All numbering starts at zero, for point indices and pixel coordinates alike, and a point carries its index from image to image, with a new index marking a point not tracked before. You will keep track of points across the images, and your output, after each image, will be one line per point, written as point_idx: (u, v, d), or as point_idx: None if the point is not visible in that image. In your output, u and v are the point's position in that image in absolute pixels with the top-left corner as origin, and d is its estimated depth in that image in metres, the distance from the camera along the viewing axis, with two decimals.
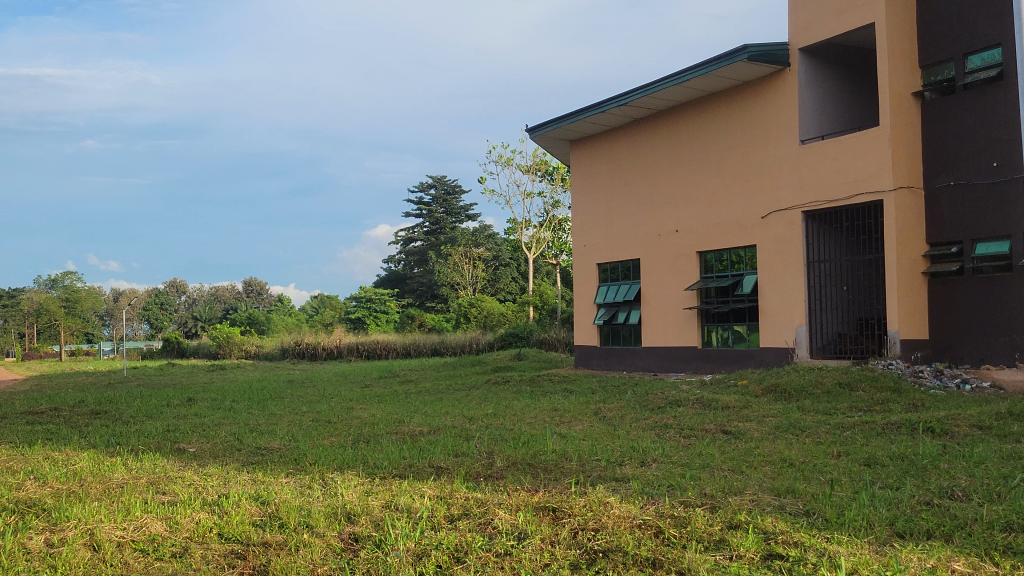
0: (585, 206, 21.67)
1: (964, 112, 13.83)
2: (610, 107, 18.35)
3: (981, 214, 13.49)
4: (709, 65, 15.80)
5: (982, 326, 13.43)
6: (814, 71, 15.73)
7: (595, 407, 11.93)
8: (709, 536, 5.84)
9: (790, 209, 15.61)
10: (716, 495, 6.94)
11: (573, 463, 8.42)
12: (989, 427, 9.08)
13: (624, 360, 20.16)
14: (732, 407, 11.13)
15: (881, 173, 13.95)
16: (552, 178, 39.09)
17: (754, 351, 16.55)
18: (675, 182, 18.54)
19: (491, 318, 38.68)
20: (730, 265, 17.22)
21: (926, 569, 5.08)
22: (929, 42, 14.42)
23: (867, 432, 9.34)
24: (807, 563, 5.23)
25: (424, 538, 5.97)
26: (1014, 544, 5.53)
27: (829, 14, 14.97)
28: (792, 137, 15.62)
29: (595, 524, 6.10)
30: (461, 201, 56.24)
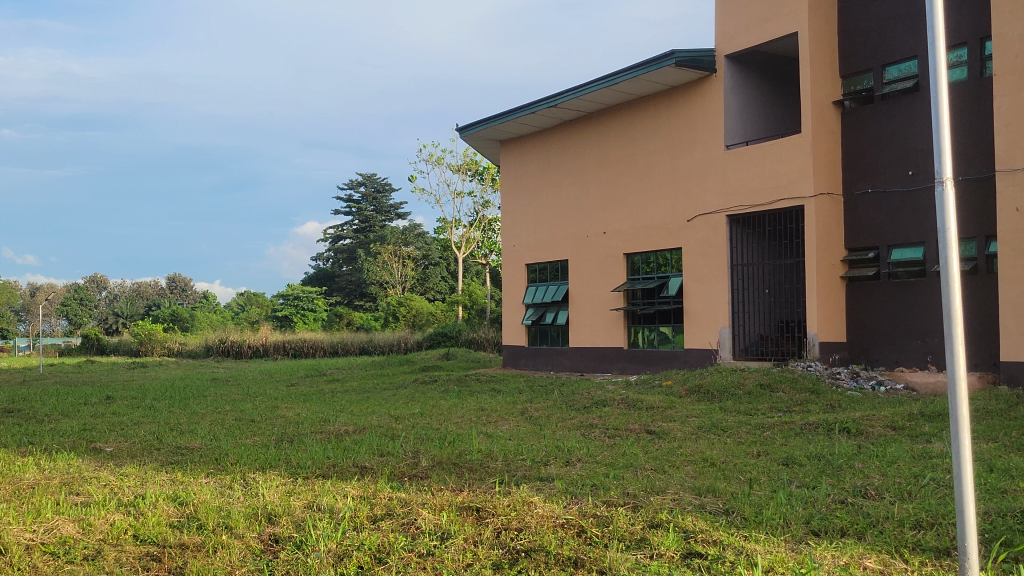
0: (514, 206, 21.73)
1: (881, 122, 14.23)
2: (540, 108, 18.43)
3: (897, 221, 13.89)
4: (637, 70, 15.97)
5: (897, 329, 13.83)
6: (739, 78, 16.03)
7: (522, 407, 11.96)
8: (630, 535, 5.90)
9: (715, 212, 15.89)
10: (638, 495, 7.01)
11: (498, 463, 8.44)
12: (902, 427, 9.36)
13: (552, 360, 20.27)
14: (657, 408, 11.29)
15: (802, 179, 14.29)
16: (482, 178, 39.07)
17: (678, 352, 16.80)
18: (602, 184, 18.72)
19: (420, 317, 38.56)
20: (656, 267, 17.46)
21: (839, 566, 5.21)
22: (850, 52, 14.80)
23: (786, 432, 9.56)
24: (725, 562, 5.32)
25: (346, 538, 5.93)
26: (923, 542, 5.72)
27: (755, 22, 15.25)
28: (718, 142, 15.90)
29: (518, 524, 6.13)
30: (391, 199, 55.89)
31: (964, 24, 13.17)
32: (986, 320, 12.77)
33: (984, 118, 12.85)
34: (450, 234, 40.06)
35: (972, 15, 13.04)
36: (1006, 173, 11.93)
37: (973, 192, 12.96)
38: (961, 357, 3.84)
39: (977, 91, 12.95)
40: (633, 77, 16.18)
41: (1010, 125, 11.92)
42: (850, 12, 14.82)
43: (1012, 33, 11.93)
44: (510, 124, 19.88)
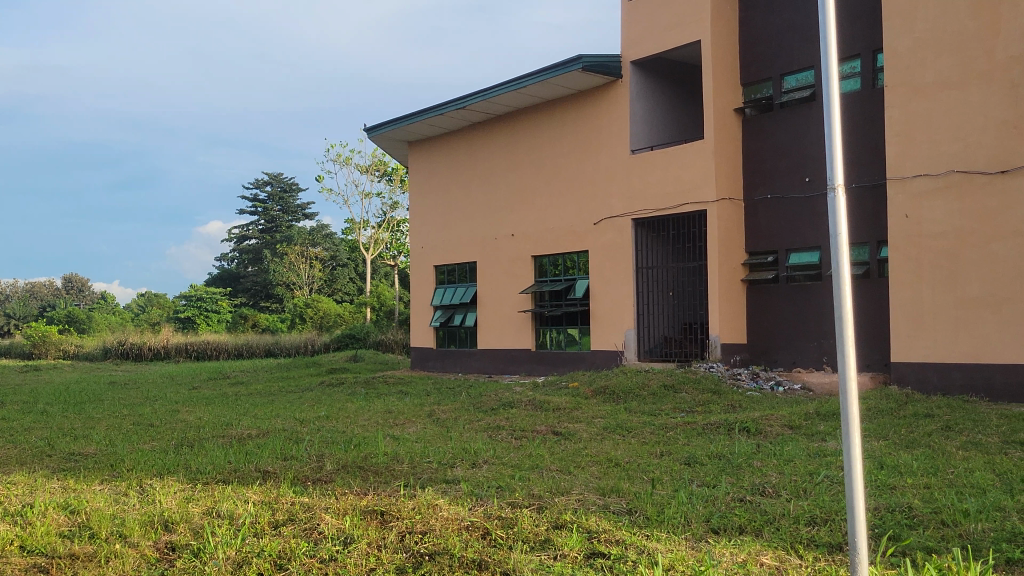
0: (422, 207, 21.65)
1: (779, 130, 14.63)
2: (449, 110, 18.39)
3: (794, 226, 14.31)
4: (545, 73, 16.08)
5: (795, 331, 14.24)
6: (645, 84, 16.28)
7: (429, 409, 11.91)
8: (535, 536, 5.93)
9: (621, 216, 16.11)
10: (543, 496, 7.06)
11: (404, 465, 8.38)
12: (798, 427, 9.64)
13: (460, 362, 20.26)
14: (564, 409, 11.40)
15: (705, 185, 14.60)
16: (390, 179, 38.83)
17: (585, 354, 16.99)
18: (510, 186, 18.79)
19: (328, 319, 38.12)
20: (563, 269, 17.61)
21: (737, 563, 5.33)
22: (750, 62, 15.19)
23: (688, 432, 9.75)
24: (627, 561, 5.40)
25: (245, 545, 5.82)
26: (816, 537, 5.90)
27: (660, 29, 15.51)
28: (623, 146, 16.13)
29: (422, 527, 6.10)
30: (298, 199, 55.07)
31: (857, 37, 13.65)
32: (878, 323, 13.25)
33: (877, 128, 13.34)
34: (358, 235, 39.64)
35: (865, 28, 13.53)
36: (896, 181, 12.38)
37: (866, 199, 13.43)
38: (853, 358, 3.93)
39: (870, 101, 13.43)
40: (541, 81, 16.28)
41: (900, 135, 12.38)
42: (750, 22, 15.20)
43: (902, 46, 12.40)
44: (418, 125, 19.80)
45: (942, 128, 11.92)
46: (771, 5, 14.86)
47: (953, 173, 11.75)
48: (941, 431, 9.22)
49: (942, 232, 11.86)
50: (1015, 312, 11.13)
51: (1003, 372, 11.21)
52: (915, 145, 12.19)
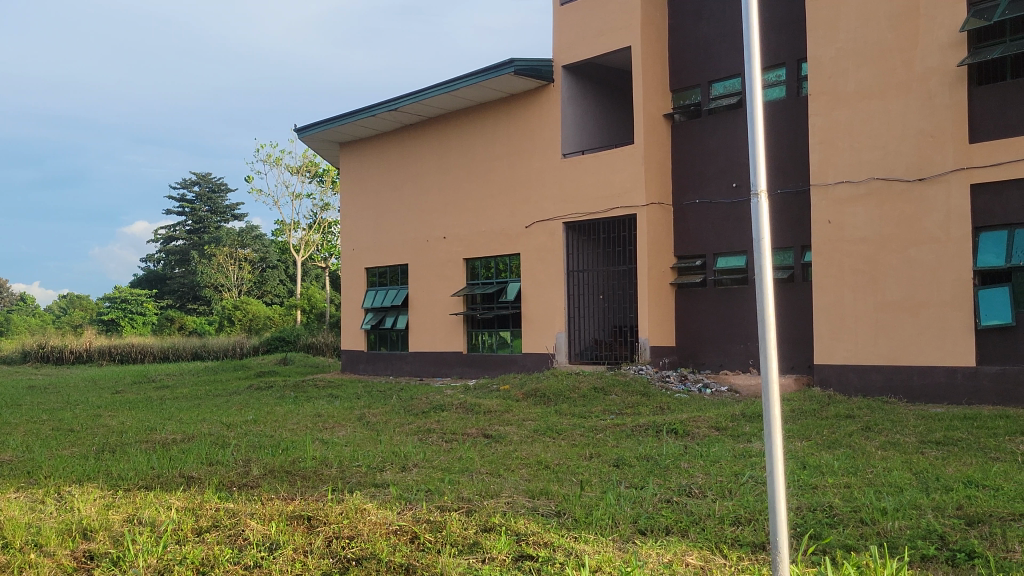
0: (353, 209, 21.48)
1: (707, 135, 14.86)
2: (381, 111, 18.26)
3: (722, 231, 14.55)
4: (477, 76, 16.09)
5: (723, 334, 14.48)
6: (576, 88, 16.39)
7: (359, 412, 11.83)
8: (463, 540, 5.92)
9: (552, 219, 16.20)
10: (472, 499, 7.06)
11: (333, 469, 8.29)
12: (725, 428, 9.79)
13: (391, 365, 20.14)
14: (495, 411, 11.41)
15: (635, 189, 14.77)
16: (321, 180, 38.47)
17: (517, 357, 17.04)
18: (442, 189, 18.75)
19: (257, 321, 37.58)
20: (495, 272, 17.63)
21: (663, 563, 5.40)
22: (679, 68, 15.40)
23: (617, 434, 9.83)
24: (555, 563, 5.42)
25: (167, 553, 5.70)
26: (741, 537, 5.99)
27: (591, 34, 15.64)
28: (554, 150, 16.22)
29: (349, 532, 6.05)
30: (227, 199, 54.20)
31: (782, 46, 13.93)
32: (801, 326, 13.54)
33: (801, 136, 13.63)
34: (288, 236, 39.14)
35: (790, 38, 13.82)
36: (819, 188, 12.66)
37: (791, 205, 13.71)
38: (774, 360, 3.98)
39: (795, 109, 13.72)
40: (473, 84, 16.29)
41: (824, 143, 12.67)
42: (680, 29, 15.40)
43: (826, 56, 12.70)
44: (350, 126, 19.63)
45: (863, 136, 12.22)
46: (700, 13, 15.08)
47: (874, 180, 12.06)
48: (861, 432, 9.45)
49: (863, 238, 12.16)
50: (933, 316, 11.46)
51: (921, 374, 11.54)
52: (839, 152, 12.48)
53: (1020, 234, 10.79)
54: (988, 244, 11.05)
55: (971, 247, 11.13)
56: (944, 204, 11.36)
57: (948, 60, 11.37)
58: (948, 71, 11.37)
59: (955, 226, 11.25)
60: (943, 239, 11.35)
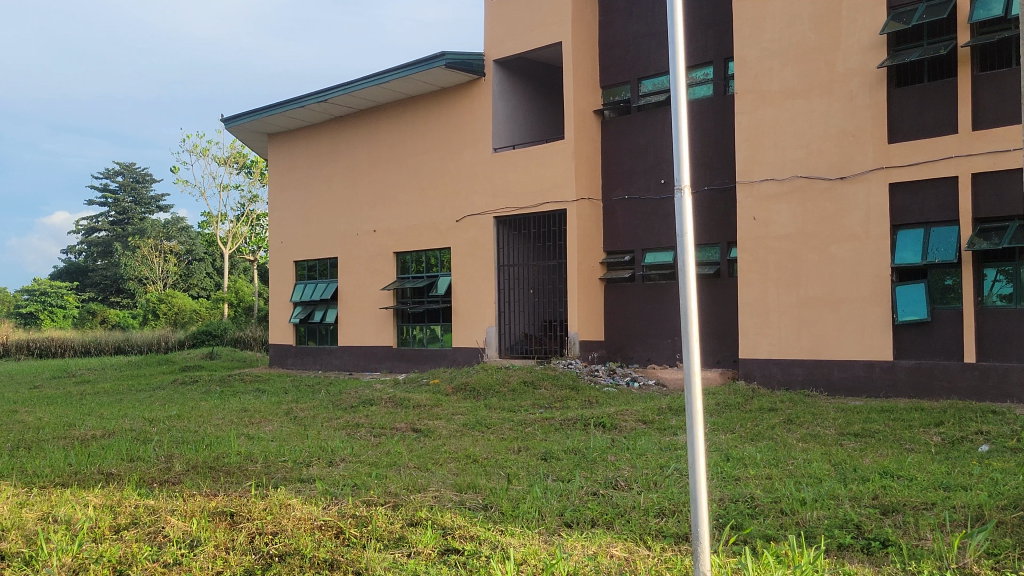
0: (281, 201, 21.19)
1: (636, 132, 15.00)
2: (310, 102, 18.02)
3: (650, 226, 14.72)
4: (407, 69, 15.98)
5: (650, 329, 14.66)
6: (507, 83, 16.40)
7: (286, 407, 11.69)
8: (389, 534, 5.89)
9: (483, 214, 16.21)
10: (399, 493, 7.03)
11: (258, 465, 8.18)
12: (652, 421, 9.92)
13: (320, 359, 19.94)
14: (424, 406, 11.37)
15: (565, 184, 14.86)
16: (250, 172, 37.88)
17: (447, 351, 17.02)
18: (372, 181, 18.61)
19: (183, 314, 36.85)
20: (425, 266, 17.57)
21: (588, 556, 5.44)
22: (609, 65, 15.52)
23: (546, 428, 9.88)
24: (480, 556, 5.43)
25: (83, 551, 5.57)
26: (665, 528, 6.08)
27: (523, 29, 15.66)
28: (485, 144, 16.21)
29: (272, 528, 5.97)
30: (152, 190, 53.04)
31: (709, 45, 14.13)
32: (726, 321, 13.78)
33: (727, 134, 13.85)
34: (216, 229, 38.44)
35: (717, 37, 14.02)
36: (745, 185, 12.87)
37: (717, 202, 13.93)
38: (697, 354, 4.01)
39: (722, 107, 13.93)
40: (404, 77, 16.18)
41: (749, 140, 12.88)
42: (610, 26, 15.51)
43: (752, 56, 12.91)
44: (278, 117, 19.35)
45: (787, 135, 12.45)
46: (630, 10, 15.21)
47: (797, 178, 12.30)
48: (784, 424, 9.66)
49: (786, 235, 12.42)
50: (852, 312, 11.75)
51: (841, 368, 11.84)
52: (763, 151, 12.70)
53: (935, 232, 11.13)
54: (905, 242, 11.37)
55: (890, 245, 11.43)
56: (865, 203, 11.66)
57: (869, 62, 11.67)
58: (868, 73, 11.66)
59: (874, 224, 11.54)
60: (863, 237, 11.64)
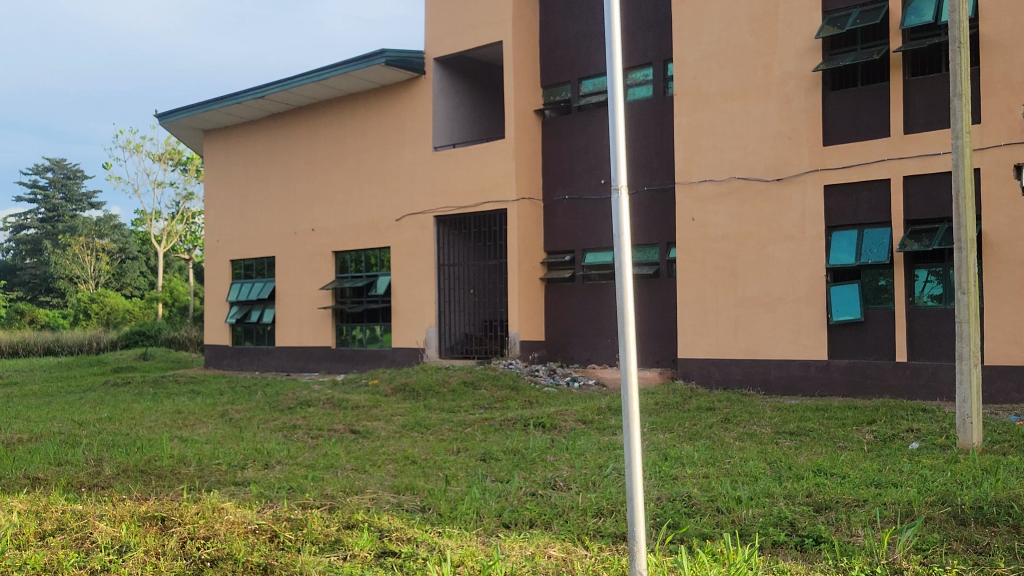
0: (217, 199, 20.84)
1: (577, 132, 15.05)
2: (247, 99, 17.74)
3: (590, 226, 14.78)
4: (346, 66, 15.82)
5: (590, 329, 14.72)
6: (448, 82, 16.33)
7: (221, 409, 11.48)
8: (325, 537, 5.80)
9: (423, 213, 16.13)
10: (336, 496, 6.93)
11: (191, 468, 8.01)
12: (591, 421, 9.94)
13: (257, 360, 19.65)
14: (363, 407, 11.25)
15: (506, 184, 14.88)
16: (186, 169, 37.25)
17: (387, 351, 16.89)
18: (311, 180, 18.39)
19: (116, 314, 36.01)
20: (364, 266, 17.42)
21: (525, 556, 5.41)
22: (549, 65, 15.53)
23: (486, 428, 9.85)
24: (417, 559, 5.37)
25: (5, 560, 5.39)
26: (602, 528, 6.08)
27: (463, 28, 15.61)
28: (426, 143, 16.13)
29: (204, 532, 5.84)
30: (83, 187, 51.86)
31: (649, 46, 14.21)
32: (665, 321, 13.89)
33: (665, 135, 13.97)
34: (150, 227, 37.69)
35: (657, 39, 14.11)
36: (683, 185, 12.98)
37: (656, 202, 14.03)
38: (633, 353, 4.00)
39: (661, 108, 14.03)
40: (343, 74, 16.02)
41: (687, 141, 12.99)
42: (550, 26, 15.53)
43: (690, 57, 13.01)
44: (214, 113, 19.02)
45: (724, 136, 12.58)
46: (570, 10, 15.24)
47: (735, 179, 12.44)
48: (721, 423, 9.75)
49: (724, 235, 12.55)
50: (788, 312, 11.92)
51: (777, 367, 12.00)
52: (701, 152, 12.82)
53: (869, 233, 11.32)
54: (840, 243, 11.55)
55: (825, 246, 11.62)
56: (800, 205, 11.84)
57: (804, 65, 11.85)
58: (804, 76, 11.84)
59: (810, 225, 11.72)
60: (798, 238, 11.82)
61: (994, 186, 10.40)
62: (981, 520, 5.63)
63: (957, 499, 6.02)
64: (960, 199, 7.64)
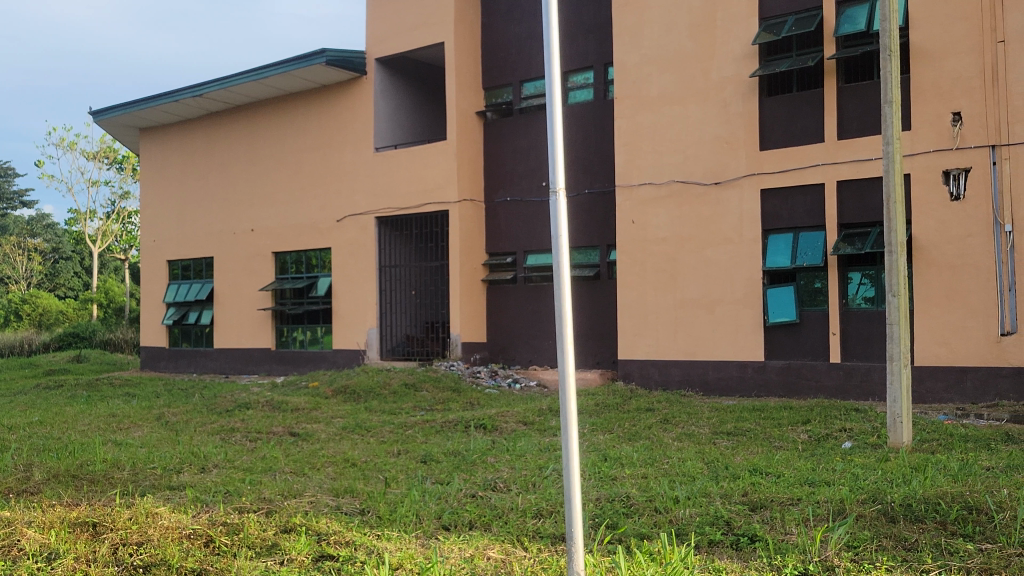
0: (153, 197, 20.48)
1: (518, 134, 15.09)
2: (185, 96, 17.47)
3: (531, 228, 14.84)
4: (286, 65, 15.66)
5: (532, 331, 14.77)
6: (389, 82, 16.26)
7: (157, 412, 11.28)
8: (261, 542, 5.73)
9: (364, 214, 16.05)
10: (274, 499, 6.86)
11: (124, 472, 7.86)
12: (532, 422, 9.98)
13: (195, 362, 19.34)
14: (302, 409, 11.16)
15: (448, 186, 14.88)
16: (121, 168, 36.56)
17: (327, 353, 16.75)
18: (250, 179, 18.17)
19: (48, 315, 35.16)
20: (305, 267, 17.27)
21: (464, 558, 5.41)
22: (491, 66, 15.53)
23: (426, 430, 9.83)
24: (355, 562, 5.33)
25: None
26: (541, 529, 6.10)
27: (406, 28, 15.56)
28: (367, 144, 16.04)
29: (137, 538, 5.74)
30: (14, 185, 50.55)
31: (590, 49, 14.31)
32: (605, 322, 14.00)
33: (606, 138, 14.07)
34: (84, 226, 36.88)
35: (597, 42, 14.22)
36: (623, 188, 13.09)
37: (597, 205, 14.14)
38: (571, 356, 4.02)
39: (601, 112, 14.15)
40: (283, 73, 15.86)
41: (627, 145, 13.10)
42: (492, 27, 15.55)
43: (630, 61, 13.13)
44: (151, 111, 18.69)
45: (663, 140, 12.72)
46: (512, 13, 15.27)
47: (674, 183, 12.58)
48: (660, 424, 9.85)
49: (663, 238, 12.69)
50: (725, 313, 12.09)
51: (716, 368, 12.17)
52: (641, 155, 12.95)
53: (804, 237, 11.54)
54: (776, 246, 11.74)
55: (761, 249, 11.81)
56: (737, 208, 12.02)
57: (741, 70, 12.03)
58: (741, 81, 12.03)
59: (747, 228, 11.90)
60: (736, 241, 12.00)
61: (924, 191, 10.66)
62: (909, 517, 5.76)
63: (886, 497, 6.16)
64: (891, 203, 7.82)
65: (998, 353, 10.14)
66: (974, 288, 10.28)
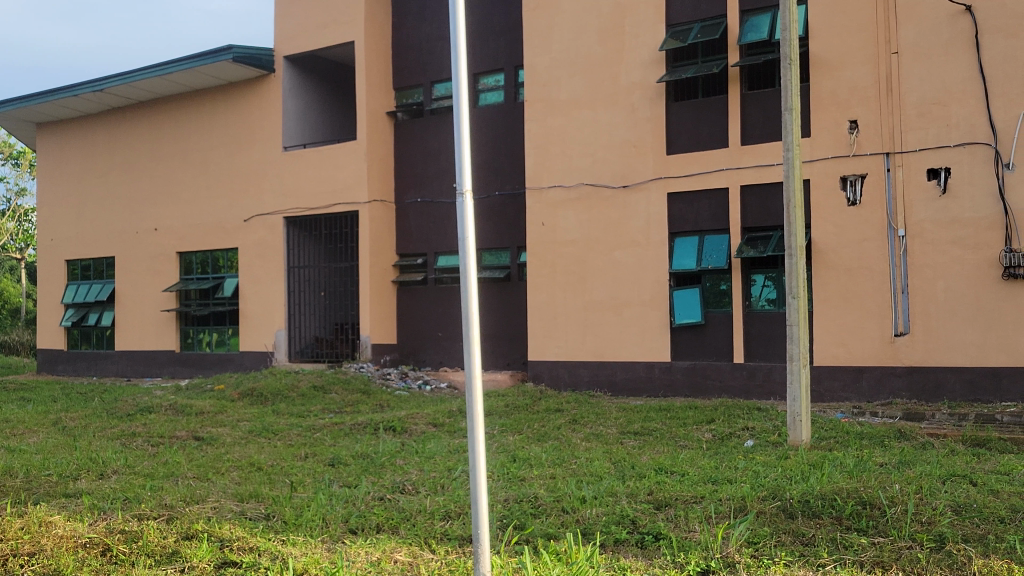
0: (51, 195, 19.78)
1: (429, 135, 15.05)
2: (84, 91, 16.91)
3: (442, 229, 14.83)
4: (191, 61, 15.30)
5: (442, 332, 14.75)
6: (298, 81, 16.04)
7: (55, 416, 10.91)
8: (161, 549, 5.56)
9: (273, 214, 15.80)
10: (175, 506, 6.68)
11: (17, 480, 7.56)
12: (441, 424, 9.98)
13: (96, 365, 18.76)
14: (207, 412, 10.92)
15: (358, 185, 14.76)
16: (17, 164, 35.22)
17: (234, 355, 16.43)
18: (154, 177, 17.71)
19: None
20: (211, 267, 16.91)
21: (371, 562, 5.38)
22: (402, 66, 15.44)
23: (335, 432, 9.75)
24: (258, 568, 5.23)
25: None
26: (449, 531, 6.09)
27: (316, 26, 15.37)
28: (276, 142, 15.79)
29: (29, 548, 5.53)
30: None
31: (501, 51, 14.35)
32: (516, 323, 14.07)
33: (516, 140, 14.14)
34: None
35: (508, 45, 14.27)
36: (534, 190, 13.17)
37: (507, 207, 14.21)
38: (478, 357, 4.03)
39: (512, 114, 14.20)
40: (187, 69, 15.48)
41: (537, 147, 13.18)
42: (403, 27, 15.46)
43: (541, 64, 13.21)
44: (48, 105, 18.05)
45: (573, 143, 12.84)
46: (423, 13, 15.22)
47: (583, 185, 12.71)
48: (568, 424, 9.94)
49: (572, 240, 12.81)
50: (633, 315, 12.27)
51: (623, 369, 12.34)
52: (551, 158, 13.04)
53: (709, 240, 11.80)
54: (683, 249, 11.96)
55: (668, 252, 12.02)
56: (644, 211, 12.21)
57: (649, 76, 12.22)
58: (648, 87, 12.21)
59: (654, 231, 12.10)
60: (643, 244, 12.18)
61: (823, 196, 10.99)
62: (807, 513, 5.93)
63: (786, 493, 6.33)
64: (791, 208, 8.04)
65: (892, 353, 10.52)
66: (870, 290, 10.64)
